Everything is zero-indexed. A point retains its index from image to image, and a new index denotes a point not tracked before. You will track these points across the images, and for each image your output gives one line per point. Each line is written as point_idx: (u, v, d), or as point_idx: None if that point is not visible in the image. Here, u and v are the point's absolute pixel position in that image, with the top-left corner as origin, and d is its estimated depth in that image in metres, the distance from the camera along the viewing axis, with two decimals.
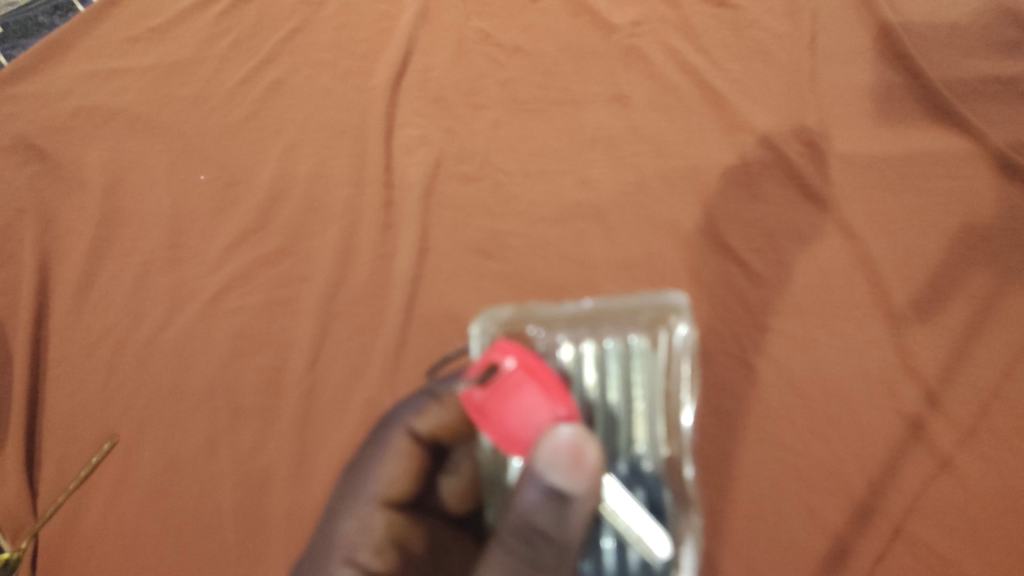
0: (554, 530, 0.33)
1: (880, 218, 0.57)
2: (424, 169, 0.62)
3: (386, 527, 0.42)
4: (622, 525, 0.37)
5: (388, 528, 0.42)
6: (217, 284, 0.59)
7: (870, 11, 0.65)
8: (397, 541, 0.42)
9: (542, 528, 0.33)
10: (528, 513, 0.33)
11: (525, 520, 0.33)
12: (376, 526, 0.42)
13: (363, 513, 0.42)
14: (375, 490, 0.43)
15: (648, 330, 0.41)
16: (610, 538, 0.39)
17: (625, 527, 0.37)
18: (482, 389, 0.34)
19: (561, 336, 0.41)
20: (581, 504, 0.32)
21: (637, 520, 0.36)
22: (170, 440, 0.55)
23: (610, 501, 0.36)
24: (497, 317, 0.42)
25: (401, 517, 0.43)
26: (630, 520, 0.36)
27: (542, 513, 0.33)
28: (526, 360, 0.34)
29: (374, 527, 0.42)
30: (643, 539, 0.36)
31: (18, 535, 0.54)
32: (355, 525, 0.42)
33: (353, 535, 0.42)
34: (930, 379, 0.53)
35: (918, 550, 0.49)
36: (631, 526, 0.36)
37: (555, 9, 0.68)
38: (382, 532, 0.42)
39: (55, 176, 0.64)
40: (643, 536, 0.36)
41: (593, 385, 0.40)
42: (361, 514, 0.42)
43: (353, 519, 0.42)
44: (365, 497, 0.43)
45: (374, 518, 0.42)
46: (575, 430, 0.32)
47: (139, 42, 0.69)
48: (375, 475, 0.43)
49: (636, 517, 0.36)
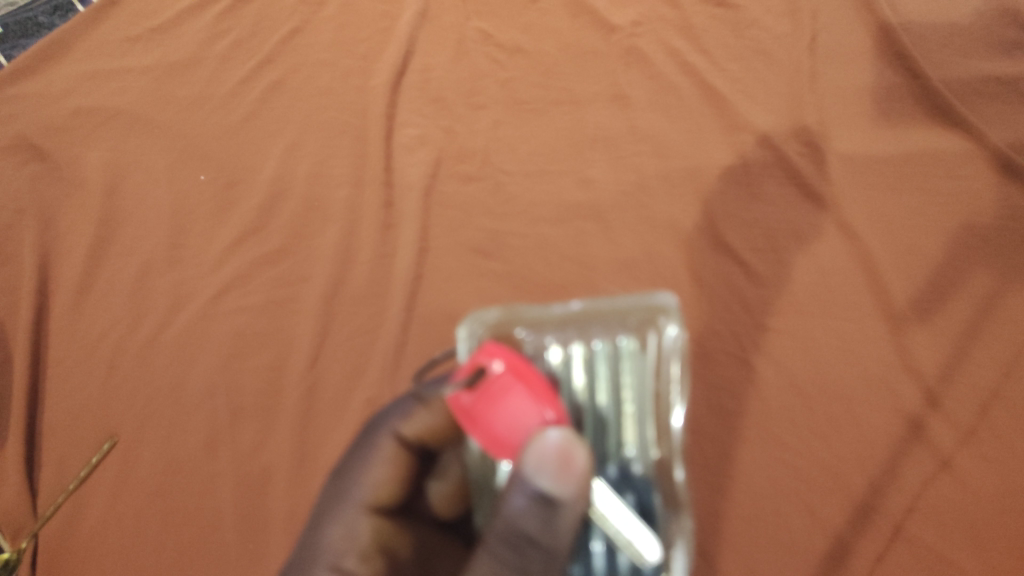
0: (543, 536, 0.33)
1: (880, 218, 0.57)
2: (424, 169, 0.62)
3: (373, 533, 0.42)
4: (612, 530, 0.37)
5: (375, 534, 0.42)
6: (217, 284, 0.59)
7: (870, 12, 0.65)
8: (384, 546, 0.42)
9: (530, 533, 0.33)
10: (516, 518, 0.33)
11: (512, 525, 0.33)
12: (362, 532, 0.41)
13: (349, 520, 0.42)
14: (362, 496, 0.43)
15: (636, 332, 0.41)
16: (599, 541, 0.39)
17: (614, 531, 0.36)
18: (470, 393, 0.34)
19: (549, 338, 0.40)
20: (569, 509, 0.32)
21: (626, 524, 0.36)
22: (170, 440, 0.55)
23: (599, 505, 0.36)
24: (484, 319, 0.42)
25: (388, 522, 0.43)
26: (619, 525, 0.36)
27: (529, 518, 0.32)
28: (514, 363, 0.34)
29: (360, 534, 0.41)
30: (633, 542, 0.36)
31: (18, 535, 0.54)
32: (341, 531, 0.42)
33: (339, 541, 0.41)
34: (929, 379, 0.53)
35: (918, 551, 0.49)
36: (621, 530, 0.36)
37: (555, 9, 0.68)
38: (368, 538, 0.41)
39: (55, 176, 0.64)
40: (631, 540, 0.36)
41: (582, 388, 0.39)
42: (347, 520, 0.42)
43: (339, 525, 0.42)
44: (352, 503, 0.43)
45: (360, 523, 0.42)
46: (563, 434, 0.32)
47: (139, 42, 0.69)
48: (361, 481, 0.43)
49: (626, 521, 0.36)
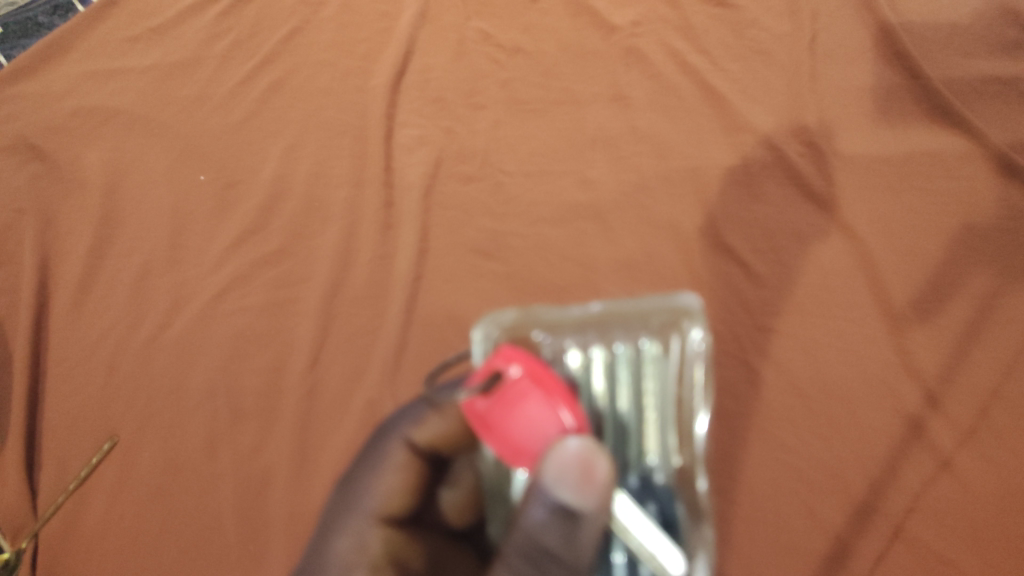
0: (562, 551, 0.32)
1: (881, 219, 0.57)
2: (424, 169, 0.62)
3: (383, 543, 0.42)
4: (634, 543, 0.37)
5: (386, 544, 0.42)
6: (217, 284, 0.59)
7: (870, 12, 0.65)
8: (394, 557, 0.41)
9: (549, 547, 0.32)
10: (535, 531, 0.32)
11: (531, 538, 0.33)
12: (372, 543, 0.41)
13: (358, 531, 0.42)
14: (371, 506, 0.42)
15: (659, 335, 0.40)
16: (621, 553, 0.38)
17: (637, 544, 0.36)
18: (485, 398, 0.34)
19: (568, 341, 0.40)
20: (590, 522, 0.32)
21: (649, 537, 0.36)
22: (171, 440, 0.55)
23: (621, 517, 0.37)
24: (500, 321, 0.42)
25: (398, 533, 0.42)
26: (642, 538, 0.36)
27: (549, 532, 0.32)
28: (532, 367, 0.34)
29: (371, 543, 0.41)
30: (656, 555, 0.36)
31: (18, 536, 0.54)
32: (351, 542, 0.41)
33: (349, 554, 0.41)
34: (930, 379, 0.53)
35: (919, 551, 0.49)
36: (644, 543, 0.36)
37: (556, 9, 0.68)
38: (379, 548, 0.41)
39: (55, 176, 0.63)
40: (655, 553, 0.36)
41: (602, 393, 0.40)
42: (356, 531, 0.42)
43: (348, 535, 0.42)
44: (361, 513, 0.42)
45: (369, 533, 0.42)
46: (583, 443, 0.31)
47: (139, 42, 0.69)
48: (371, 490, 0.43)
49: (647, 532, 0.37)
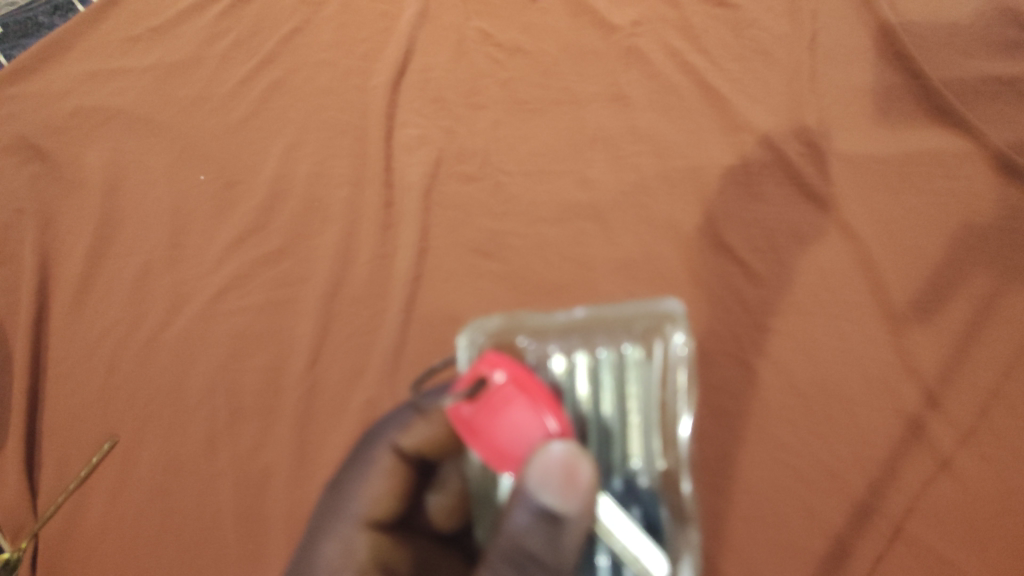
0: (547, 555, 0.32)
1: (880, 219, 0.57)
2: (424, 169, 0.62)
3: (370, 549, 0.41)
4: (618, 545, 0.37)
5: (372, 549, 0.41)
6: (216, 284, 0.59)
7: (870, 12, 0.65)
8: (380, 563, 0.41)
9: (534, 552, 0.32)
10: (519, 536, 0.32)
11: (516, 543, 0.32)
12: (359, 548, 0.41)
13: (346, 535, 0.41)
14: (358, 511, 0.42)
15: (642, 340, 0.41)
16: (605, 556, 0.39)
17: (621, 546, 0.36)
18: (470, 404, 0.34)
19: (552, 346, 0.41)
20: (574, 525, 0.32)
21: (633, 539, 0.36)
22: (170, 440, 0.55)
23: (605, 520, 0.36)
24: (485, 327, 0.42)
25: (386, 538, 0.42)
26: (626, 540, 0.36)
27: (533, 536, 0.32)
28: (517, 373, 0.34)
29: (358, 549, 0.41)
30: (640, 558, 0.36)
31: (18, 536, 0.54)
32: (338, 547, 0.41)
33: (336, 559, 0.40)
34: (929, 379, 0.53)
35: (918, 550, 0.49)
36: (628, 545, 0.36)
37: (555, 9, 0.69)
38: (365, 554, 0.41)
39: (55, 176, 0.64)
40: (639, 556, 0.36)
41: (586, 397, 0.40)
42: (343, 536, 0.41)
43: (335, 541, 0.41)
44: (348, 518, 0.42)
45: (356, 538, 0.41)
46: (567, 447, 0.31)
47: (139, 42, 0.69)
48: (358, 495, 0.43)
49: (632, 536, 0.36)
